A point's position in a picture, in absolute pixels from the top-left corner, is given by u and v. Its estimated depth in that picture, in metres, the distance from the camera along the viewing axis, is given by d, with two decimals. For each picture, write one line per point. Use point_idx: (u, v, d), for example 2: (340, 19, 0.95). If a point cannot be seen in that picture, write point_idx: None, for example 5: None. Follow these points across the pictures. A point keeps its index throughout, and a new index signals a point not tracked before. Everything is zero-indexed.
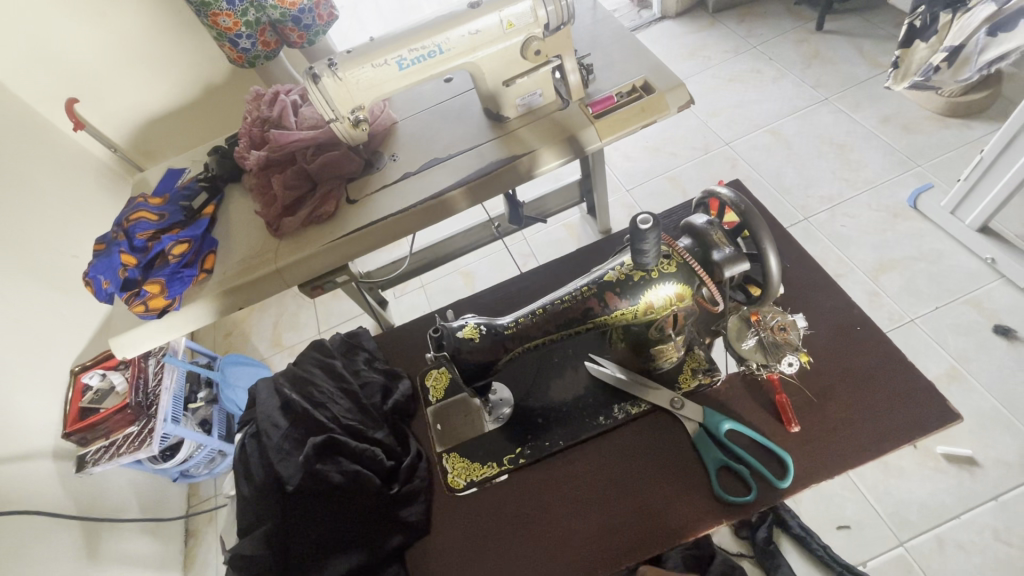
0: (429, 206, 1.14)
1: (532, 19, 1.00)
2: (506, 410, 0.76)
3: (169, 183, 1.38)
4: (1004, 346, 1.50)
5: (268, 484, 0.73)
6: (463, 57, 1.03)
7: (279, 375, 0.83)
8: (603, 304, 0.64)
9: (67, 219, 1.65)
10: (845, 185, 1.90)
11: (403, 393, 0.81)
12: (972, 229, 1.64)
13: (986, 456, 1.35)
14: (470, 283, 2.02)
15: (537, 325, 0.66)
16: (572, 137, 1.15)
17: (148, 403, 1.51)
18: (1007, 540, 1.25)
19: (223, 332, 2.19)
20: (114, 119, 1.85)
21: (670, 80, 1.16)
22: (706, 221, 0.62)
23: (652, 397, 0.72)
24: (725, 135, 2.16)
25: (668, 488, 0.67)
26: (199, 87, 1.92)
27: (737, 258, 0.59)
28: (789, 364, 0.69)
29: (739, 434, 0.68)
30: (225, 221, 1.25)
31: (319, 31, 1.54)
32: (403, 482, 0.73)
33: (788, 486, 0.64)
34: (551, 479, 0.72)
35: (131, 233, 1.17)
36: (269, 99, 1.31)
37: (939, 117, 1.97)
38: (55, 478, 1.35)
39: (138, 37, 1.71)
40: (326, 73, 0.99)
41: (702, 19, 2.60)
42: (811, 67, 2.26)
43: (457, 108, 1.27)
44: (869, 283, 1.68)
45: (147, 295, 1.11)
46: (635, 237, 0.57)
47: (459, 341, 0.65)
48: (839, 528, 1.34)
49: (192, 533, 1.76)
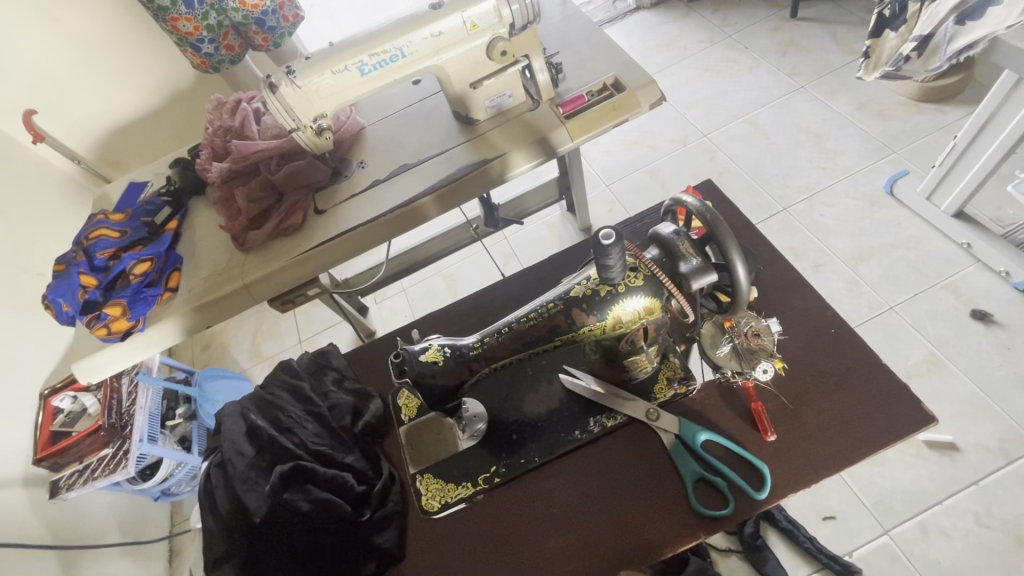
0: (399, 214, 1.10)
1: (496, 18, 0.97)
2: (480, 425, 0.74)
3: (132, 197, 1.33)
4: (981, 330, 1.51)
5: (236, 515, 0.71)
6: (428, 60, 1.00)
7: (246, 399, 0.81)
8: (569, 320, 0.62)
9: (31, 236, 1.59)
10: (823, 173, 1.90)
11: (374, 413, 0.78)
12: (948, 215, 1.64)
13: (967, 441, 1.36)
14: (451, 286, 2.00)
15: (503, 344, 0.64)
16: (544, 138, 1.12)
17: (122, 424, 1.45)
18: (988, 523, 1.27)
19: (202, 344, 2.14)
20: (76, 130, 1.78)
21: (642, 77, 1.14)
22: (673, 230, 0.60)
23: (627, 409, 0.70)
24: (704, 126, 2.14)
25: (646, 503, 0.66)
26: (164, 93, 1.85)
27: (704, 270, 0.57)
28: (763, 371, 0.68)
29: (715, 444, 0.67)
30: (190, 237, 1.21)
31: (284, 33, 1.52)
32: (376, 507, 0.70)
33: (766, 497, 0.63)
34: (527, 497, 0.70)
35: (91, 251, 1.12)
36: (231, 107, 1.27)
37: (913, 102, 1.98)
38: (27, 507, 1.31)
39: (96, 42, 1.64)
40: (284, 82, 0.96)
41: (678, 8, 2.58)
42: (787, 55, 2.25)
43: (426, 111, 1.24)
44: (848, 272, 1.69)
45: (108, 317, 1.06)
46: (598, 252, 0.56)
47: (421, 365, 0.63)
48: (825, 519, 1.34)
49: (176, 552, 1.72)
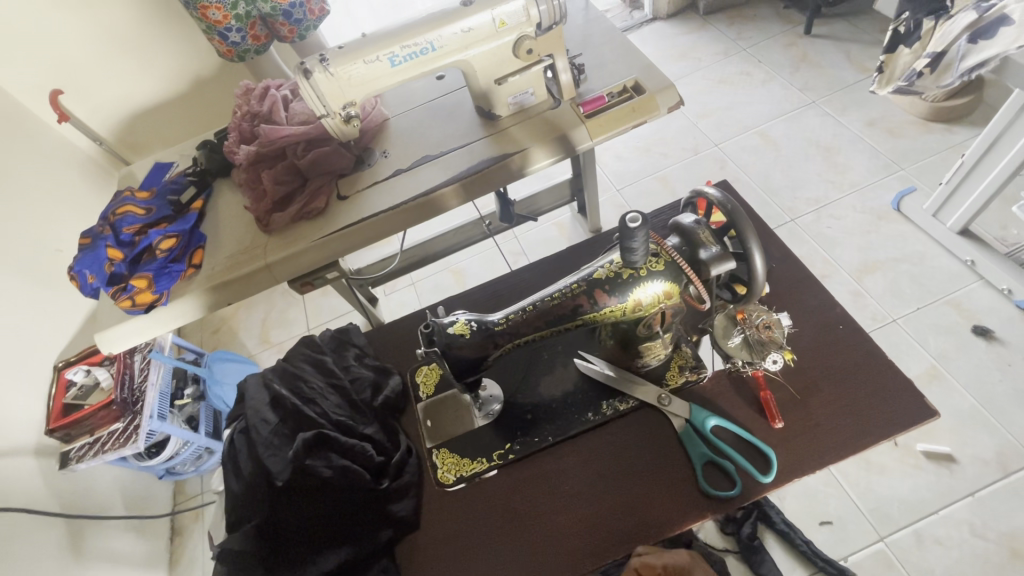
0: (420, 203, 1.13)
1: (524, 17, 1.01)
2: (495, 406, 0.77)
3: (157, 178, 1.36)
4: (983, 346, 1.53)
5: (257, 479, 0.73)
6: (455, 55, 1.04)
7: (268, 371, 0.83)
8: (592, 301, 0.65)
9: (53, 211, 1.63)
10: (831, 186, 1.94)
11: (393, 388, 0.81)
12: (954, 232, 1.67)
13: (964, 453, 1.39)
14: (460, 281, 2.03)
15: (527, 322, 0.67)
16: (563, 136, 1.15)
17: (133, 400, 1.46)
18: (982, 534, 1.29)
19: (211, 329, 2.17)
20: (99, 112, 1.82)
21: (661, 80, 1.17)
22: (693, 220, 0.63)
23: (639, 394, 0.73)
24: (715, 136, 2.18)
25: (656, 483, 0.68)
26: (189, 80, 1.89)
27: (723, 257, 0.60)
28: (773, 362, 0.71)
29: (724, 429, 0.70)
30: (213, 217, 1.24)
31: (310, 25, 1.57)
32: (393, 477, 0.73)
33: (772, 481, 0.65)
34: (539, 474, 0.72)
35: (117, 227, 1.16)
36: (259, 93, 1.30)
37: (922, 122, 2.01)
38: (38, 475, 1.33)
39: (125, 28, 1.68)
40: (317, 69, 0.99)
41: (694, 21, 2.62)
42: (799, 70, 2.29)
43: (450, 105, 1.27)
44: (854, 284, 1.72)
45: (133, 290, 1.10)
46: (624, 236, 0.58)
47: (449, 337, 0.65)
48: (822, 524, 1.36)
49: (178, 531, 1.73)
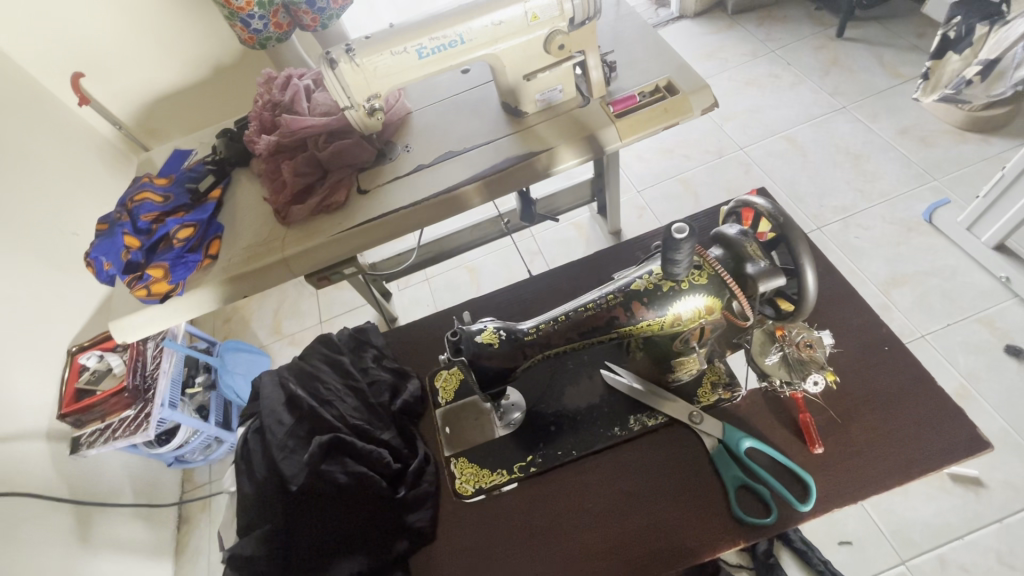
0: (442, 200, 1.10)
1: (558, 12, 0.97)
2: (517, 415, 0.74)
3: (175, 164, 1.35)
4: (1014, 366, 1.48)
5: (270, 482, 0.71)
6: (484, 48, 1.00)
7: (285, 369, 0.81)
8: (628, 313, 0.62)
9: (70, 194, 1.62)
10: (860, 195, 1.88)
11: (412, 393, 0.78)
12: (988, 248, 1.61)
13: (993, 477, 1.34)
14: (475, 279, 2.00)
15: (558, 332, 0.65)
16: (592, 136, 1.12)
17: (145, 387, 1.45)
18: (1009, 563, 1.24)
19: (223, 317, 2.17)
20: (120, 96, 1.81)
21: (695, 81, 1.13)
22: (739, 231, 0.60)
23: (669, 410, 0.70)
24: (740, 140, 2.13)
25: (685, 504, 0.65)
26: (209, 67, 1.87)
27: (772, 273, 0.56)
28: (813, 383, 0.65)
29: (759, 452, 0.66)
30: (231, 206, 1.21)
31: (333, 15, 1.51)
32: (410, 486, 0.70)
33: (810, 510, 0.62)
34: (561, 489, 0.69)
35: (135, 214, 1.15)
36: (281, 82, 1.27)
37: (958, 131, 1.94)
38: (49, 460, 1.32)
39: (149, 12, 1.66)
40: (343, 59, 0.96)
41: (721, 20, 2.56)
42: (830, 74, 2.23)
43: (475, 101, 1.24)
44: (881, 296, 1.66)
45: (149, 279, 1.08)
46: (668, 246, 0.55)
47: (477, 346, 0.63)
48: (840, 544, 1.32)
49: (185, 519, 1.73)
